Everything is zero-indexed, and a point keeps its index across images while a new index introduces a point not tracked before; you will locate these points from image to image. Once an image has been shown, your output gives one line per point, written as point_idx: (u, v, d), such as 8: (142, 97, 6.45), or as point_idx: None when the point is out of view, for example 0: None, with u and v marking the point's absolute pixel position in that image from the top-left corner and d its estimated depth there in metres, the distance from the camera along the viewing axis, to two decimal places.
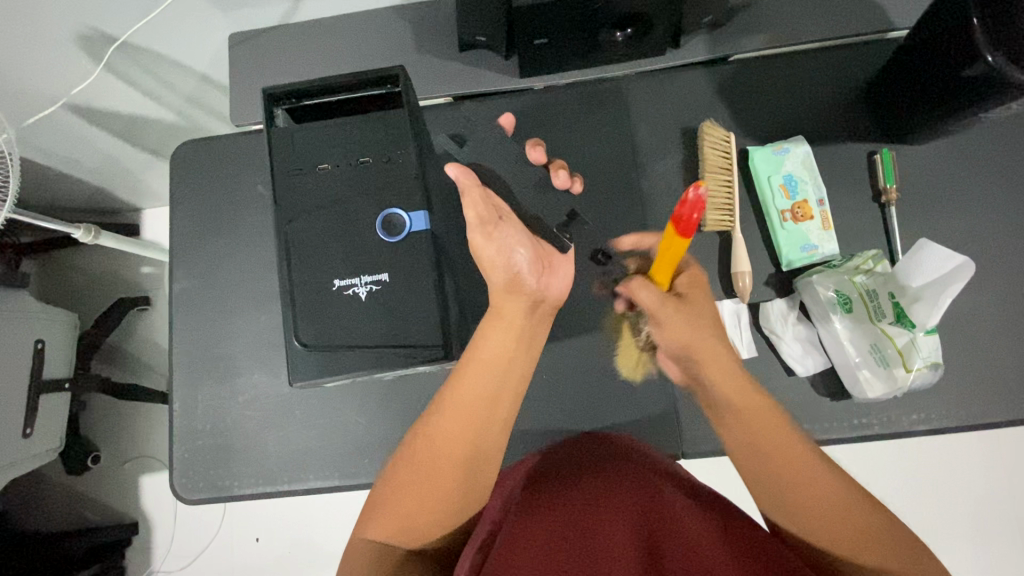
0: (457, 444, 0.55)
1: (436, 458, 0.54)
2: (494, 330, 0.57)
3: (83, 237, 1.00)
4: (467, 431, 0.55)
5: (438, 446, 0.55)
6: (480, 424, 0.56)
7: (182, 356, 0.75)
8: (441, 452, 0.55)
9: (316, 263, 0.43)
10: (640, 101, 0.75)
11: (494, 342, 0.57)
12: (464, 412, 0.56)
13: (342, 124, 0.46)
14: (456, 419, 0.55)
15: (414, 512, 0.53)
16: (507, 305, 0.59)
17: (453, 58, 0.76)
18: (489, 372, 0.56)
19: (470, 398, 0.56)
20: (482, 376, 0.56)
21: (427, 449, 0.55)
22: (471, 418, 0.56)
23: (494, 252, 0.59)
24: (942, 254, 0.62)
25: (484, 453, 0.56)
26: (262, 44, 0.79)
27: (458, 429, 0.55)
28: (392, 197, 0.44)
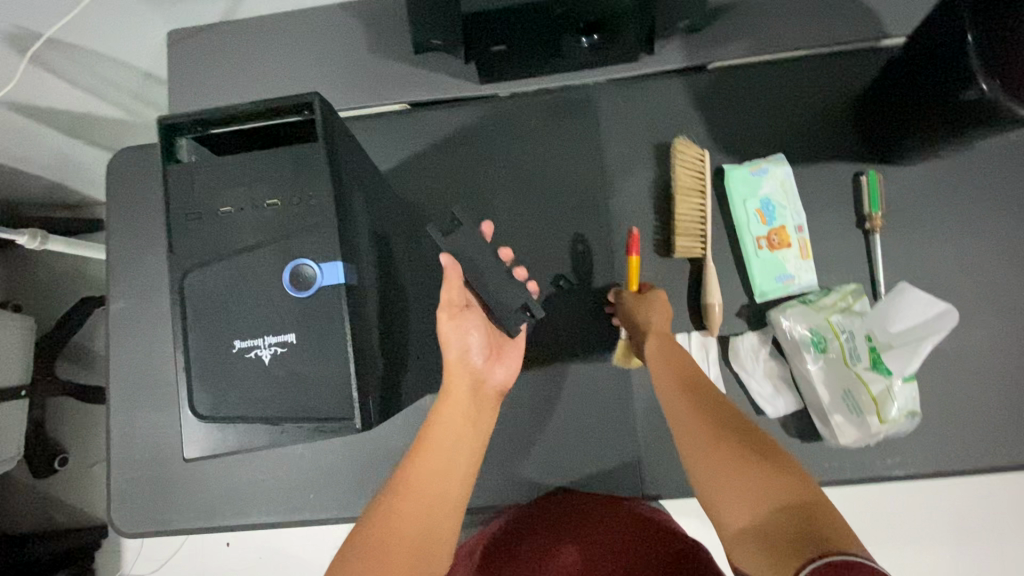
0: (414, 529, 0.46)
1: (389, 548, 0.44)
2: (449, 408, 0.53)
3: (29, 243, 0.94)
4: (428, 511, 0.48)
5: (393, 534, 0.45)
6: (440, 504, 0.49)
7: (121, 382, 0.71)
8: (398, 537, 0.45)
9: (216, 321, 0.39)
10: (611, 111, 0.69)
11: (449, 422, 0.53)
12: (423, 491, 0.48)
13: (250, 160, 0.41)
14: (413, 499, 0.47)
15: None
16: (457, 386, 0.54)
17: (408, 61, 0.70)
18: (446, 449, 0.51)
19: (431, 474, 0.49)
20: (442, 455, 0.51)
21: (379, 541, 0.45)
22: (433, 496, 0.49)
23: (451, 336, 0.55)
24: (925, 300, 0.59)
25: (439, 539, 0.48)
26: (203, 43, 0.72)
27: (419, 509, 0.47)
28: (303, 244, 0.39)
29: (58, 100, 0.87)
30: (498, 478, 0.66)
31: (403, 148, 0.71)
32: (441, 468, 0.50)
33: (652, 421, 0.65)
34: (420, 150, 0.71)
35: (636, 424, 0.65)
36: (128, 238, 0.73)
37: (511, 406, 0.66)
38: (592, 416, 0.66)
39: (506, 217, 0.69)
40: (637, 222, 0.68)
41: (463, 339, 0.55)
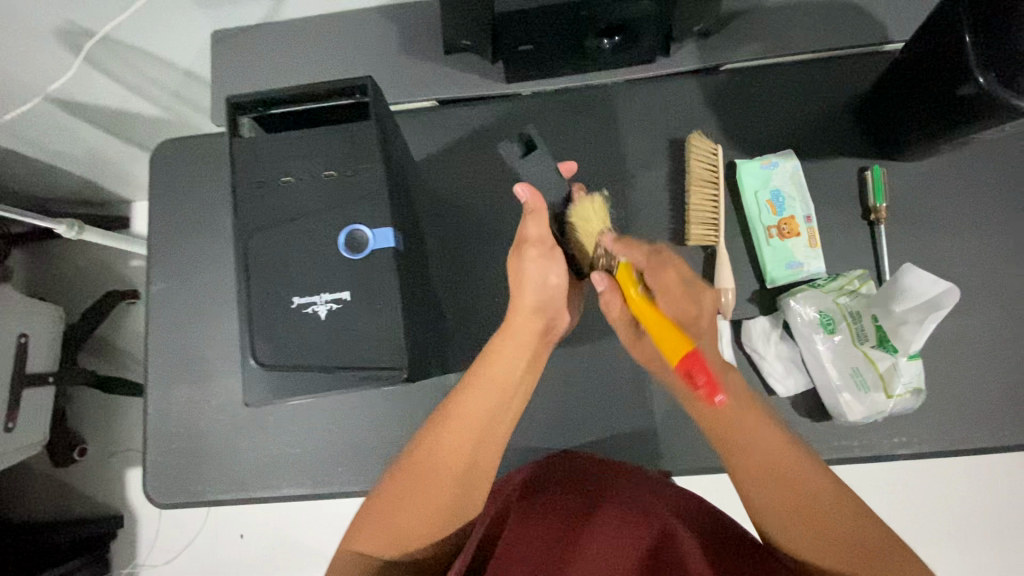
0: (452, 460, 0.58)
1: (429, 473, 0.57)
2: (505, 350, 0.60)
3: (66, 233, 0.99)
4: (467, 449, 0.58)
5: (437, 462, 0.57)
6: (479, 440, 0.59)
7: (158, 359, 0.74)
8: (438, 467, 0.57)
9: (275, 279, 0.43)
10: (628, 109, 0.73)
11: (506, 363, 0.60)
12: (468, 429, 0.58)
13: (307, 136, 0.45)
14: (457, 435, 0.58)
15: (404, 520, 0.57)
16: (521, 327, 0.61)
17: (438, 61, 0.74)
18: (492, 392, 0.59)
19: (470, 415, 0.58)
20: (485, 397, 0.59)
21: (422, 464, 0.58)
22: (472, 435, 0.58)
23: (531, 270, 0.60)
24: (929, 279, 0.61)
25: (477, 470, 0.59)
26: (244, 43, 0.77)
27: (458, 443, 0.58)
28: (356, 212, 0.43)
29: (100, 96, 0.92)
30: (518, 454, 0.69)
31: (431, 141, 0.75)
32: (484, 410, 0.59)
33: (667, 400, 0.68)
34: (447, 143, 0.75)
35: (651, 404, 0.68)
36: (168, 224, 0.76)
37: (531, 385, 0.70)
38: (609, 395, 0.69)
39: None
40: (652, 212, 0.71)
41: (541, 276, 0.60)
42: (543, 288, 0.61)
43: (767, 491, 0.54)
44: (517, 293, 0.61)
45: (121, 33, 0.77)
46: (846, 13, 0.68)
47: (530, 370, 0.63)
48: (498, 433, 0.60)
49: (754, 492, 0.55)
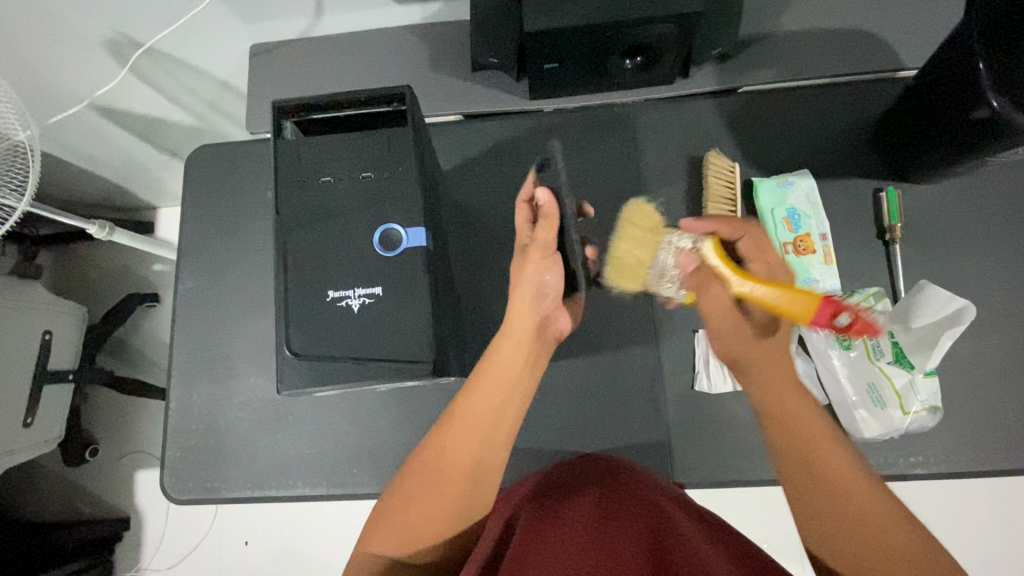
0: (463, 457, 0.57)
1: (441, 469, 0.56)
2: (507, 346, 0.61)
3: (97, 233, 1.02)
4: (475, 445, 0.57)
5: (447, 459, 0.57)
6: (488, 436, 0.58)
7: (183, 356, 0.76)
8: (449, 463, 0.56)
9: (312, 273, 0.45)
10: (648, 127, 0.76)
11: (507, 359, 0.61)
12: (474, 423, 0.58)
13: (347, 139, 0.47)
14: (464, 431, 0.58)
15: (421, 523, 0.55)
16: (521, 324, 0.62)
17: (465, 77, 0.77)
18: (497, 388, 0.59)
19: (479, 412, 0.58)
20: (490, 394, 0.59)
21: (435, 463, 0.57)
22: (480, 429, 0.58)
23: (527, 278, 0.64)
24: (943, 297, 0.62)
25: (488, 466, 0.58)
26: (281, 56, 0.81)
27: (467, 441, 0.57)
28: (390, 212, 0.45)
29: (140, 104, 0.96)
30: (533, 462, 0.70)
31: (456, 153, 0.78)
32: (490, 405, 0.59)
33: (681, 412, 0.68)
34: (472, 155, 0.78)
35: (666, 414, 0.68)
36: (199, 225, 0.79)
37: (547, 392, 0.71)
38: (624, 405, 0.69)
39: None
40: (670, 226, 0.73)
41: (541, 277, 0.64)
42: (541, 291, 0.64)
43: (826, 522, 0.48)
44: (520, 295, 0.63)
45: (166, 45, 0.81)
46: (861, 40, 0.71)
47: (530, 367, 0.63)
48: (505, 426, 0.60)
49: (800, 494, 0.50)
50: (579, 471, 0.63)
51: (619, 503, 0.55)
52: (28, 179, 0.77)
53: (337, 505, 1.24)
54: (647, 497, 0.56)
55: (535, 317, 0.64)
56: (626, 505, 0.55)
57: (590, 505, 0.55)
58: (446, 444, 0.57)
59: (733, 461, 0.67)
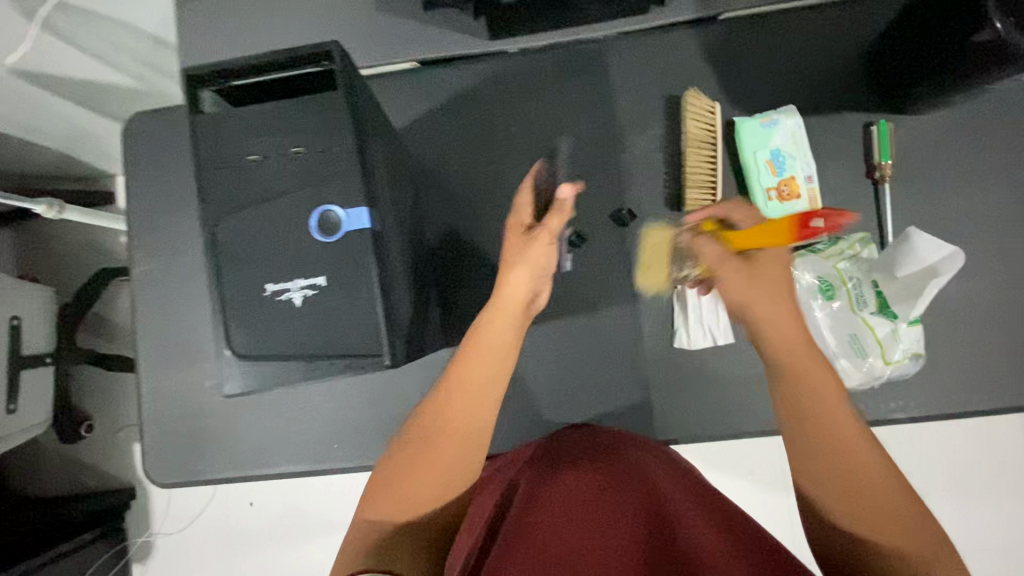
0: (464, 422, 0.51)
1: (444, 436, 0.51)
2: (499, 320, 0.53)
3: (46, 213, 0.96)
4: (476, 412, 0.51)
5: (445, 424, 0.51)
6: (488, 404, 0.52)
7: (147, 342, 0.73)
8: (452, 428, 0.51)
9: (247, 265, 0.41)
10: (621, 66, 0.69)
11: (502, 327, 0.53)
12: (475, 392, 0.52)
13: (272, 109, 0.41)
14: (465, 398, 0.51)
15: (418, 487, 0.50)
16: (509, 299, 0.54)
17: (418, 19, 0.69)
18: (491, 358, 0.52)
19: (481, 377, 0.52)
20: (484, 364, 0.52)
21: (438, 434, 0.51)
22: (480, 400, 0.51)
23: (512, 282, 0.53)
24: (932, 245, 0.58)
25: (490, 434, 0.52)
26: (211, 4, 0.72)
27: (468, 405, 0.51)
28: (327, 192, 0.41)
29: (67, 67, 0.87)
30: (513, 428, 0.69)
31: (415, 107, 0.72)
32: (490, 372, 0.52)
33: (660, 371, 0.67)
34: (431, 107, 0.71)
35: (646, 374, 0.67)
36: (147, 202, 0.74)
37: (525, 357, 0.69)
38: (604, 367, 0.68)
39: (519, 176, 0.70)
40: (647, 176, 0.68)
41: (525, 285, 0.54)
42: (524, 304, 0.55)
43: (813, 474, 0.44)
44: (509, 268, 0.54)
45: None
46: None
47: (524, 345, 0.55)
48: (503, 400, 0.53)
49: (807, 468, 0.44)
50: (565, 440, 0.61)
51: (617, 474, 0.54)
52: None
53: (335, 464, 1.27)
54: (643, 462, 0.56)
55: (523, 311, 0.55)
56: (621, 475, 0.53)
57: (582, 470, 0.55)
58: (449, 413, 0.51)
59: (715, 417, 0.66)
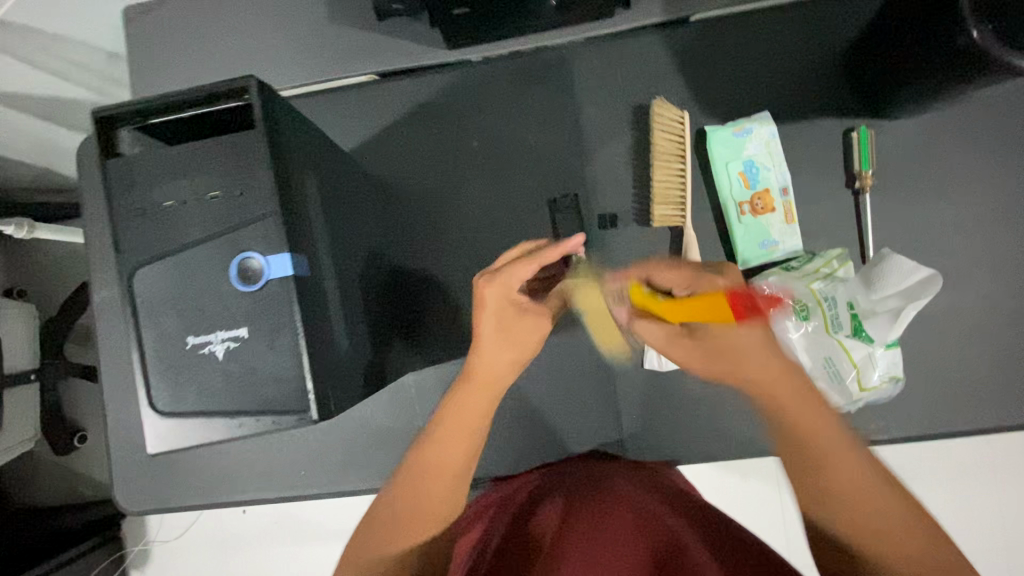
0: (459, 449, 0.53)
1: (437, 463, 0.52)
2: (468, 395, 0.53)
3: (17, 233, 0.94)
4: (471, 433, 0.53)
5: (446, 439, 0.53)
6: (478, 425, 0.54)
7: (110, 370, 0.72)
8: (444, 451, 0.52)
9: (166, 317, 0.39)
10: (588, 73, 0.66)
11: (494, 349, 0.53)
12: (465, 416, 0.53)
13: (187, 153, 0.39)
14: (459, 412, 0.53)
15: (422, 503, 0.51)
16: (495, 354, 0.53)
17: (373, 30, 0.66)
18: (464, 435, 0.53)
19: (470, 405, 0.53)
20: (456, 443, 0.53)
21: (408, 508, 0.51)
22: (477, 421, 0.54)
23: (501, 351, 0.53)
24: (909, 265, 0.55)
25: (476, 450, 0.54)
26: (158, 20, 0.69)
27: (463, 429, 0.53)
28: (248, 237, 0.38)
29: (21, 85, 0.85)
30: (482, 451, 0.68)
31: (377, 121, 0.68)
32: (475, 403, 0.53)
33: (632, 393, 0.65)
34: (390, 123, 0.68)
35: (618, 395, 0.65)
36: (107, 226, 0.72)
37: None
38: (574, 388, 0.66)
39: (481, 194, 0.67)
40: (616, 189, 0.65)
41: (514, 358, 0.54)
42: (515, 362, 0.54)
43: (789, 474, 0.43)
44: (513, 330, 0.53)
45: (25, 17, 0.69)
46: None
47: (488, 388, 0.54)
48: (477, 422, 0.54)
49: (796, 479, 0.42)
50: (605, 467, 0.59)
51: (623, 500, 0.51)
52: None
53: None
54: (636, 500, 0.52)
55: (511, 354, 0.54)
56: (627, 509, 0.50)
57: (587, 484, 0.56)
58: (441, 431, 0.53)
59: (690, 439, 0.64)
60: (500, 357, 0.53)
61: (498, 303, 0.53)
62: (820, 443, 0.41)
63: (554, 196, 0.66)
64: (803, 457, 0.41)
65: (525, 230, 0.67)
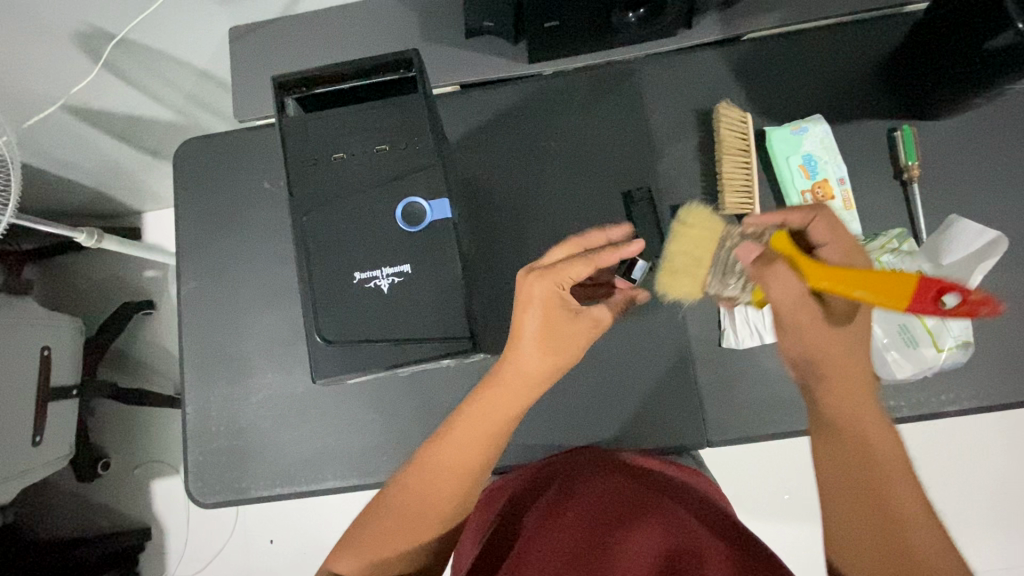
0: (471, 452, 0.56)
1: (454, 460, 0.55)
2: (491, 401, 0.56)
3: (86, 242, 0.97)
4: (486, 438, 0.56)
5: (463, 435, 0.56)
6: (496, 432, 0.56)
7: (194, 359, 0.74)
8: (461, 453, 0.56)
9: (333, 256, 0.42)
10: (654, 83, 0.73)
11: (523, 357, 0.56)
12: (489, 417, 0.56)
13: (356, 112, 0.44)
14: (482, 411, 0.56)
15: (429, 496, 0.55)
16: (519, 367, 0.56)
17: (461, 45, 0.74)
18: (477, 445, 0.56)
19: (494, 409, 0.56)
20: (467, 452, 0.56)
21: (413, 506, 0.55)
22: (495, 428, 0.56)
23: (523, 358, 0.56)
24: (975, 229, 0.60)
25: (489, 457, 0.57)
26: (264, 38, 0.77)
27: (483, 428, 0.56)
28: (412, 185, 0.43)
29: (114, 100, 0.90)
30: (562, 434, 0.69)
31: (459, 125, 0.75)
32: (495, 409, 0.56)
33: (708, 372, 0.68)
34: (473, 127, 0.75)
35: (695, 375, 0.68)
36: (200, 223, 0.76)
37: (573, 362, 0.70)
38: (653, 370, 0.68)
39: (558, 189, 0.73)
40: (684, 184, 0.71)
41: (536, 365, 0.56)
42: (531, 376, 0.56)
43: (841, 498, 0.48)
44: (538, 340, 0.56)
45: (142, 35, 0.76)
46: None
47: (516, 392, 0.56)
48: (496, 432, 0.56)
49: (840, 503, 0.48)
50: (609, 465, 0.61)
51: (648, 507, 0.51)
52: (11, 188, 0.74)
53: (361, 494, 1.25)
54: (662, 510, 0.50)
55: (537, 363, 0.56)
56: (654, 516, 0.49)
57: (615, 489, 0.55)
58: (466, 424, 0.56)
59: (767, 416, 0.66)
60: (528, 368, 0.56)
61: (545, 297, 0.55)
62: (881, 458, 0.47)
63: (628, 190, 0.72)
64: (866, 476, 0.47)
65: (599, 222, 0.72)
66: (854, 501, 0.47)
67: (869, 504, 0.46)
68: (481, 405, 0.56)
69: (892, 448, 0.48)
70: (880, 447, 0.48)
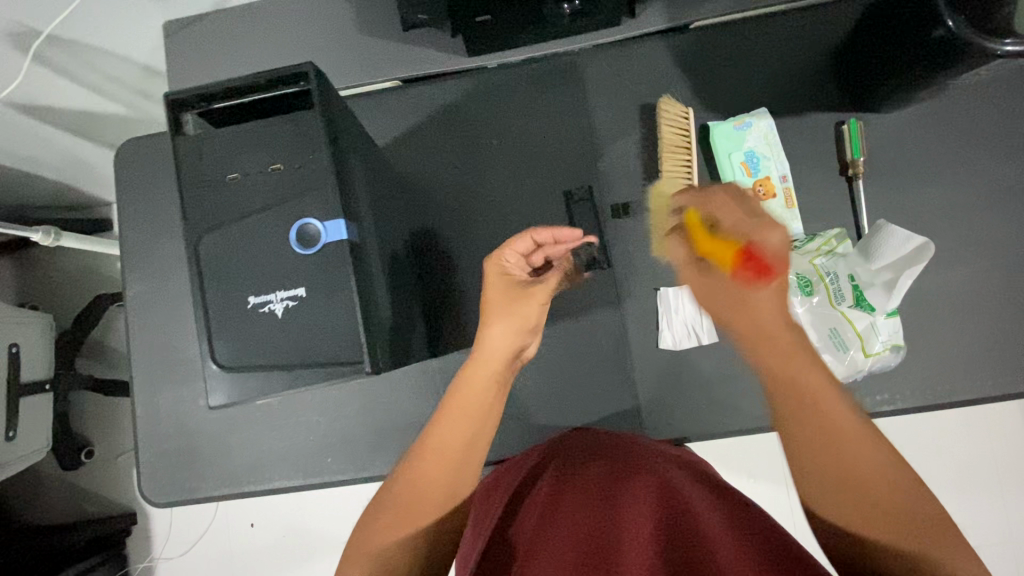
0: (465, 435, 0.53)
1: (446, 445, 0.52)
2: (478, 375, 0.55)
3: (44, 240, 0.97)
4: (477, 417, 0.54)
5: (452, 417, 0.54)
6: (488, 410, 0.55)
7: (142, 363, 0.75)
8: (455, 435, 0.53)
9: (228, 280, 0.42)
10: (598, 76, 0.71)
11: (503, 332, 0.56)
12: (478, 396, 0.55)
13: (249, 130, 0.43)
14: (471, 387, 0.55)
15: (423, 489, 0.51)
16: (500, 349, 0.56)
17: (398, 38, 0.71)
18: (466, 415, 0.54)
19: (483, 385, 0.55)
20: (459, 423, 0.53)
21: (404, 507, 0.50)
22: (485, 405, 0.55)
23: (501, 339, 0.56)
24: (902, 236, 0.60)
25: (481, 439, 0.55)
26: (199, 34, 0.75)
27: (474, 406, 0.54)
28: (305, 205, 0.42)
29: (63, 98, 0.89)
30: (503, 434, 0.70)
31: (400, 122, 0.73)
32: (485, 386, 0.55)
33: (647, 373, 0.68)
34: (416, 123, 0.73)
35: (633, 375, 0.68)
36: (142, 225, 0.76)
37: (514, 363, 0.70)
38: (592, 371, 0.69)
39: (500, 189, 0.72)
40: (627, 182, 0.70)
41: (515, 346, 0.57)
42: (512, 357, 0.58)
43: (834, 510, 0.42)
44: (514, 322, 0.56)
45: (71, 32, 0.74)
46: None
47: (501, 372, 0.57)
48: (488, 411, 0.55)
49: (811, 470, 0.43)
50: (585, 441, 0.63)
51: (632, 476, 0.54)
52: None
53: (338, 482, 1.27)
54: (650, 473, 0.54)
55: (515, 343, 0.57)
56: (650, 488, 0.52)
57: (605, 471, 0.56)
58: (455, 402, 0.54)
59: (705, 417, 0.66)
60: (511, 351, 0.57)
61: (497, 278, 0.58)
62: (835, 422, 0.42)
63: (570, 189, 0.71)
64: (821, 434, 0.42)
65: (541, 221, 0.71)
66: (856, 511, 0.41)
67: (866, 511, 0.40)
68: (473, 386, 0.55)
69: (875, 446, 0.41)
70: (858, 446, 0.41)
